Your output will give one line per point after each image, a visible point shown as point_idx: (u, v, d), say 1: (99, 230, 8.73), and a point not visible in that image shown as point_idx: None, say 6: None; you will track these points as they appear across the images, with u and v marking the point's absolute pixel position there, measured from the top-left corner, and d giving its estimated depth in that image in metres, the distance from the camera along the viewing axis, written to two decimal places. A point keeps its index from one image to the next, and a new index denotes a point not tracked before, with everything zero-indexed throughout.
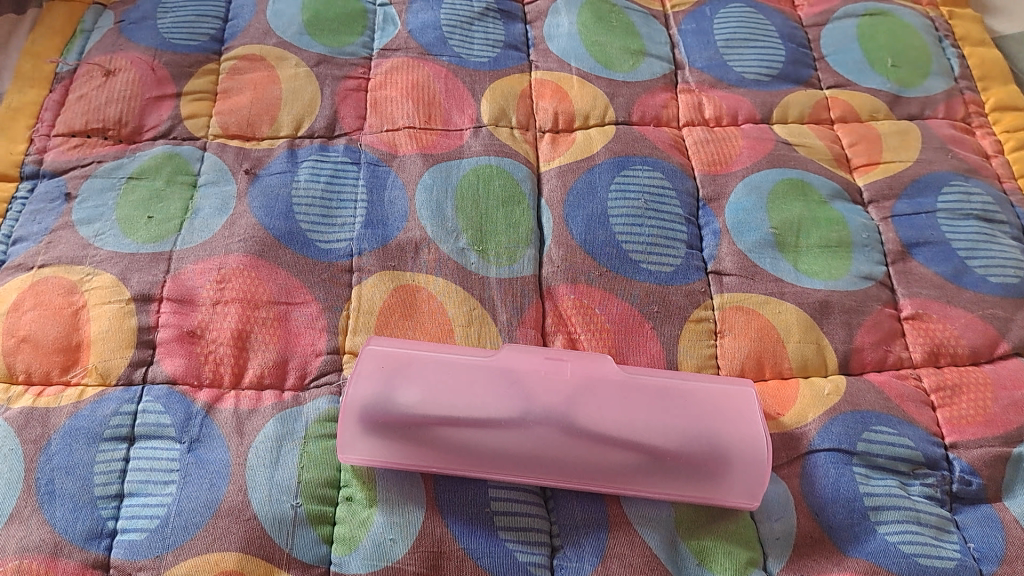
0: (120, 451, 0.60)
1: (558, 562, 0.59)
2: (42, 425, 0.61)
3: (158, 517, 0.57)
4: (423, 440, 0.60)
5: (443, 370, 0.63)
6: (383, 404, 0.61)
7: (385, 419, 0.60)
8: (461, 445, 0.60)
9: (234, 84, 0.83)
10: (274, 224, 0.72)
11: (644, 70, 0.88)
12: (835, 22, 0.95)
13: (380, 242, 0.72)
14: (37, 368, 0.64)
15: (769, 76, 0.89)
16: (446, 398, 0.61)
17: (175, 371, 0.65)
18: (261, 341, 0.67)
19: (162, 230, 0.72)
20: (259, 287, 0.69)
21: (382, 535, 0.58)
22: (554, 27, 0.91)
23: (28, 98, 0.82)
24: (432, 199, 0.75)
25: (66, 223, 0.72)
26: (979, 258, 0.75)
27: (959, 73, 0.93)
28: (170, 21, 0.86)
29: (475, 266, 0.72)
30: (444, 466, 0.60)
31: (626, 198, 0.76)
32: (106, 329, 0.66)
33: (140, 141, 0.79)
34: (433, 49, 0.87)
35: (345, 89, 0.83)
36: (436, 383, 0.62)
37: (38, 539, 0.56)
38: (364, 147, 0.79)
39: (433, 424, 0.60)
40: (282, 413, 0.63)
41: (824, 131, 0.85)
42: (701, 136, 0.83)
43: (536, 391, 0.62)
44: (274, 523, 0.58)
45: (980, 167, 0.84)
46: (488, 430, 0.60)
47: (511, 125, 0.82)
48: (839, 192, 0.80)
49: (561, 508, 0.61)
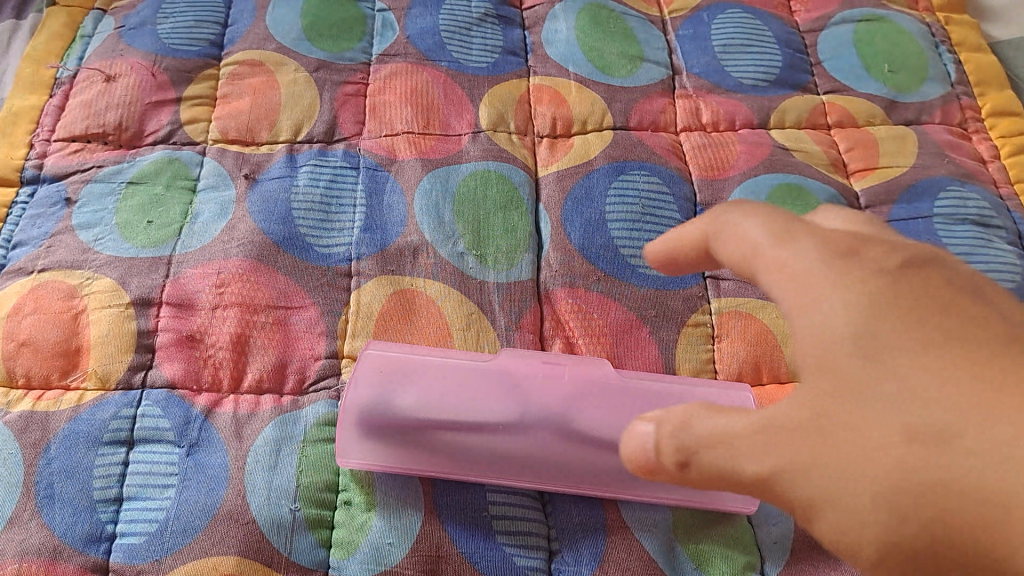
0: (119, 455, 0.61)
1: (556, 566, 0.59)
2: (42, 429, 0.61)
3: (157, 521, 0.58)
4: (424, 445, 0.60)
5: (440, 374, 0.63)
6: (380, 408, 0.61)
7: (385, 424, 0.60)
8: (461, 450, 0.60)
9: (234, 88, 0.84)
10: (273, 228, 0.73)
11: (642, 76, 0.88)
12: (832, 27, 0.95)
13: (378, 247, 0.73)
14: (37, 372, 0.64)
15: (766, 82, 0.89)
16: (445, 403, 0.61)
17: (175, 375, 0.65)
18: (260, 345, 0.67)
19: (162, 234, 0.72)
20: (258, 291, 0.69)
21: (380, 539, 0.58)
22: (552, 32, 0.91)
23: (28, 103, 0.83)
24: (431, 204, 0.75)
25: (65, 228, 0.72)
26: (976, 264, 0.76)
27: (956, 79, 0.93)
28: (170, 26, 0.87)
29: (473, 270, 0.72)
30: (442, 470, 0.60)
31: (624, 203, 0.76)
32: (106, 333, 0.66)
33: (140, 146, 0.79)
34: (432, 54, 0.88)
35: (344, 94, 0.84)
36: (432, 388, 0.62)
37: (37, 543, 0.56)
38: (363, 152, 0.79)
39: (432, 429, 0.60)
40: (281, 417, 0.63)
41: (821, 136, 0.86)
42: (699, 141, 0.83)
43: (532, 396, 0.62)
44: (273, 526, 0.58)
45: (977, 172, 0.84)
46: (484, 434, 0.61)
47: (510, 129, 0.83)
48: (836, 197, 0.80)
49: (559, 513, 0.61)
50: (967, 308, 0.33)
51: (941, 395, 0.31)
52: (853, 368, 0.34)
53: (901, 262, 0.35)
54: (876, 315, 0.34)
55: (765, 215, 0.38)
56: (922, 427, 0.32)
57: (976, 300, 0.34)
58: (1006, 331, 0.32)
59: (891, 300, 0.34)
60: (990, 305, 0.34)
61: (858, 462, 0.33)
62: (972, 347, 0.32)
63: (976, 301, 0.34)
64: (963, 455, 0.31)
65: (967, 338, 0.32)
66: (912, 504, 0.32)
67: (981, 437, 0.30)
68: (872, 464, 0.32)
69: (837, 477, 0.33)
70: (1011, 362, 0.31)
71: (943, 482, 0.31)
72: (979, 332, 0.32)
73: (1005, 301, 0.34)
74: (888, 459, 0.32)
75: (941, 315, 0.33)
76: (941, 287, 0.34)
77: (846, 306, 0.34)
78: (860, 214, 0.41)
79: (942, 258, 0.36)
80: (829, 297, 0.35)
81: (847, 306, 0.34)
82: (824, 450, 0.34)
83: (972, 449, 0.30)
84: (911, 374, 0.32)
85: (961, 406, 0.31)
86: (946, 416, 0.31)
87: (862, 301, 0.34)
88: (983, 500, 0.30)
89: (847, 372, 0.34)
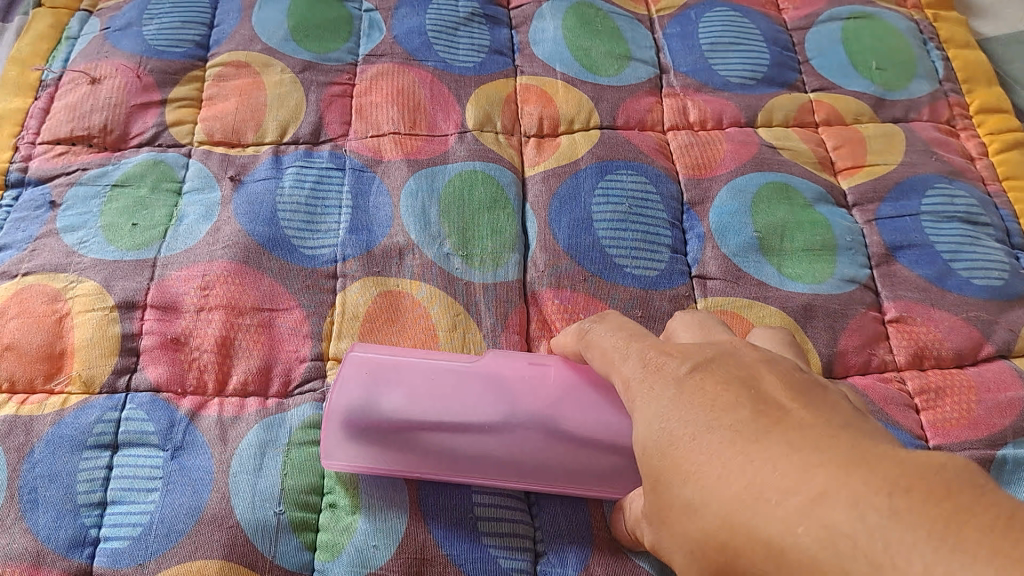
0: (103, 458, 0.60)
1: (542, 568, 0.60)
2: (26, 433, 0.61)
3: (142, 525, 0.57)
4: (405, 444, 0.59)
5: (427, 375, 0.62)
6: (366, 408, 0.60)
7: (367, 424, 0.59)
8: (443, 449, 0.60)
9: (220, 90, 0.83)
10: (259, 230, 0.72)
11: (629, 75, 0.88)
12: (820, 25, 0.95)
13: (364, 248, 0.73)
14: (21, 376, 0.64)
15: (754, 80, 0.89)
16: (430, 403, 0.60)
17: (159, 378, 0.65)
18: (245, 348, 0.67)
19: (147, 236, 0.72)
20: (243, 293, 0.69)
21: (365, 541, 0.58)
22: (539, 32, 0.91)
23: (13, 106, 0.82)
24: (417, 205, 0.75)
25: (51, 231, 0.72)
26: (963, 261, 0.76)
27: (943, 75, 0.93)
28: (156, 27, 0.86)
29: (459, 270, 0.72)
30: (428, 470, 0.60)
31: (610, 203, 0.76)
32: (90, 336, 0.66)
33: (126, 149, 0.79)
34: (419, 54, 0.87)
35: (331, 95, 0.84)
36: (421, 388, 0.61)
37: (20, 549, 0.56)
38: (349, 153, 0.79)
39: (414, 429, 0.59)
40: (265, 420, 0.63)
41: (810, 134, 0.86)
42: (686, 140, 0.83)
43: (517, 395, 0.61)
44: (257, 529, 0.58)
45: (965, 170, 0.84)
46: (469, 433, 0.60)
47: (496, 130, 0.82)
48: (824, 196, 0.80)
49: (544, 515, 0.62)
50: (731, 392, 0.39)
51: (703, 473, 0.37)
52: (657, 460, 0.40)
53: (693, 366, 0.42)
54: (670, 411, 0.40)
55: (615, 333, 0.49)
56: (695, 501, 0.37)
57: (746, 384, 0.40)
58: (756, 408, 0.38)
59: (678, 399, 0.40)
60: (756, 388, 0.39)
61: (671, 536, 0.39)
62: (729, 428, 0.38)
63: (743, 387, 0.39)
64: (720, 518, 0.36)
65: (724, 422, 0.38)
66: (703, 563, 0.37)
67: (728, 493, 0.36)
68: (675, 535, 0.38)
69: (668, 545, 0.40)
70: (747, 433, 0.37)
71: (719, 541, 0.36)
72: (735, 414, 0.38)
73: (773, 382, 0.40)
74: (687, 528, 0.37)
75: (709, 405, 0.39)
76: (716, 381, 0.40)
77: (655, 404, 0.41)
78: (696, 317, 0.56)
79: (731, 354, 0.42)
80: (644, 401, 0.42)
81: (655, 410, 0.41)
82: (657, 528, 0.40)
83: (720, 510, 0.36)
84: (687, 456, 0.38)
85: (715, 478, 0.37)
86: (701, 491, 0.37)
87: (664, 401, 0.41)
88: (732, 549, 0.35)
89: (656, 467, 0.40)
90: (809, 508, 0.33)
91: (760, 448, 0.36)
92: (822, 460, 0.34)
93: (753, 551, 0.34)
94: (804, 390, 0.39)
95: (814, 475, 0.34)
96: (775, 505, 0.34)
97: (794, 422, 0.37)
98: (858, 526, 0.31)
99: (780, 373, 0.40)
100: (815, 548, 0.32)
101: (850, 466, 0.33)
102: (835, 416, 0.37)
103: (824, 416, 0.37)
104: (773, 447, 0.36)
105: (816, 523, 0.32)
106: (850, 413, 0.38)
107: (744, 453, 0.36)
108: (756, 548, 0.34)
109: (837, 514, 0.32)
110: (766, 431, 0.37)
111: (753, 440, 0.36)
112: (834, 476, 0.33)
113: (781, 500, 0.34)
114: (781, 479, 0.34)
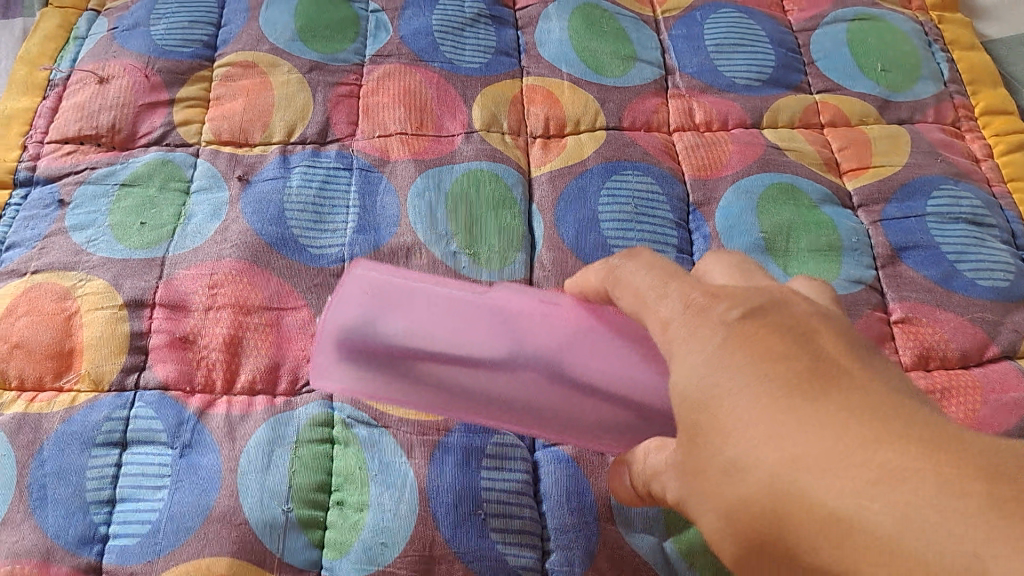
0: (112, 456, 0.61)
1: (549, 565, 0.60)
2: (35, 430, 0.61)
3: (151, 522, 0.58)
4: (398, 374, 0.49)
5: (432, 294, 0.49)
6: (356, 332, 0.49)
7: (356, 349, 0.49)
8: (443, 383, 0.49)
9: (227, 90, 0.84)
10: (267, 229, 0.73)
11: (634, 76, 0.88)
12: (826, 27, 0.95)
13: (371, 247, 0.73)
14: (30, 374, 0.65)
15: (759, 81, 0.89)
16: (432, 331, 0.49)
17: (167, 377, 0.65)
18: (253, 347, 0.67)
19: (156, 235, 0.73)
20: (251, 292, 0.69)
21: (373, 539, 0.58)
22: (545, 33, 0.91)
23: (21, 105, 0.83)
24: (423, 206, 0.75)
25: (59, 229, 0.73)
26: (968, 263, 0.76)
27: (949, 77, 0.93)
28: (164, 27, 0.87)
29: (466, 269, 0.72)
30: (426, 403, 0.50)
31: (616, 202, 0.77)
32: (99, 334, 0.66)
33: (134, 148, 0.79)
34: (425, 55, 0.88)
35: (338, 95, 0.84)
36: (422, 313, 0.49)
37: (30, 545, 0.56)
38: (356, 153, 0.79)
39: (410, 358, 0.49)
40: (273, 418, 0.63)
41: (815, 135, 0.86)
42: (691, 141, 0.83)
43: (535, 332, 0.49)
44: (264, 527, 0.58)
45: (970, 171, 0.84)
46: (468, 368, 0.49)
47: (502, 130, 0.83)
48: (830, 196, 0.80)
49: (552, 513, 0.62)
50: (786, 346, 0.38)
51: (753, 433, 0.37)
52: (699, 415, 0.39)
53: (744, 311, 0.40)
54: (716, 363, 0.39)
55: (647, 269, 0.44)
56: (741, 461, 0.37)
57: (802, 339, 0.39)
58: (813, 367, 0.37)
59: (726, 346, 0.39)
60: (810, 344, 0.39)
61: (704, 495, 0.39)
62: (785, 385, 0.37)
63: (798, 341, 0.39)
64: (769, 483, 0.36)
65: (780, 377, 0.37)
66: (737, 527, 0.38)
67: (780, 455, 0.36)
68: (709, 495, 0.39)
69: (698, 503, 0.40)
70: (805, 395, 0.36)
71: (765, 506, 0.36)
72: (792, 370, 0.37)
73: (829, 339, 0.39)
74: (727, 487, 0.38)
75: (763, 356, 0.38)
76: (771, 331, 0.39)
77: (704, 351, 0.39)
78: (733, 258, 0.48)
79: (783, 301, 0.41)
80: (691, 347, 0.40)
81: (699, 359, 0.40)
82: (688, 484, 0.40)
83: (770, 474, 0.36)
84: (732, 413, 0.38)
85: (767, 439, 0.36)
86: (748, 450, 0.37)
87: (711, 347, 0.39)
88: (778, 514, 0.36)
89: (693, 423, 0.39)
90: (873, 481, 0.33)
91: (819, 412, 0.36)
92: (886, 433, 0.34)
93: (805, 517, 0.35)
94: (859, 349, 0.39)
95: (878, 448, 0.34)
96: (833, 474, 0.34)
97: (850, 386, 0.37)
98: (927, 507, 0.31)
99: (832, 329, 0.40)
100: (879, 523, 0.32)
101: (916, 443, 0.33)
102: (892, 384, 0.37)
103: (880, 381, 0.37)
104: (832, 412, 0.35)
105: (882, 499, 0.32)
106: (900, 380, 0.38)
107: (799, 415, 0.36)
108: (808, 515, 0.34)
109: (905, 493, 0.32)
110: (824, 394, 0.36)
111: (811, 400, 0.36)
112: (903, 452, 0.33)
113: (841, 471, 0.34)
114: (841, 447, 0.34)
